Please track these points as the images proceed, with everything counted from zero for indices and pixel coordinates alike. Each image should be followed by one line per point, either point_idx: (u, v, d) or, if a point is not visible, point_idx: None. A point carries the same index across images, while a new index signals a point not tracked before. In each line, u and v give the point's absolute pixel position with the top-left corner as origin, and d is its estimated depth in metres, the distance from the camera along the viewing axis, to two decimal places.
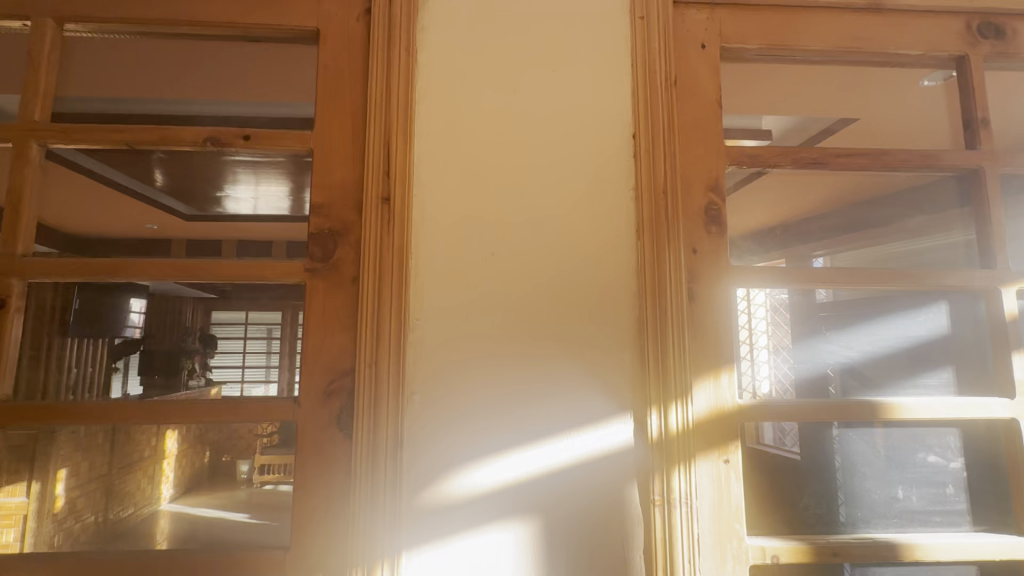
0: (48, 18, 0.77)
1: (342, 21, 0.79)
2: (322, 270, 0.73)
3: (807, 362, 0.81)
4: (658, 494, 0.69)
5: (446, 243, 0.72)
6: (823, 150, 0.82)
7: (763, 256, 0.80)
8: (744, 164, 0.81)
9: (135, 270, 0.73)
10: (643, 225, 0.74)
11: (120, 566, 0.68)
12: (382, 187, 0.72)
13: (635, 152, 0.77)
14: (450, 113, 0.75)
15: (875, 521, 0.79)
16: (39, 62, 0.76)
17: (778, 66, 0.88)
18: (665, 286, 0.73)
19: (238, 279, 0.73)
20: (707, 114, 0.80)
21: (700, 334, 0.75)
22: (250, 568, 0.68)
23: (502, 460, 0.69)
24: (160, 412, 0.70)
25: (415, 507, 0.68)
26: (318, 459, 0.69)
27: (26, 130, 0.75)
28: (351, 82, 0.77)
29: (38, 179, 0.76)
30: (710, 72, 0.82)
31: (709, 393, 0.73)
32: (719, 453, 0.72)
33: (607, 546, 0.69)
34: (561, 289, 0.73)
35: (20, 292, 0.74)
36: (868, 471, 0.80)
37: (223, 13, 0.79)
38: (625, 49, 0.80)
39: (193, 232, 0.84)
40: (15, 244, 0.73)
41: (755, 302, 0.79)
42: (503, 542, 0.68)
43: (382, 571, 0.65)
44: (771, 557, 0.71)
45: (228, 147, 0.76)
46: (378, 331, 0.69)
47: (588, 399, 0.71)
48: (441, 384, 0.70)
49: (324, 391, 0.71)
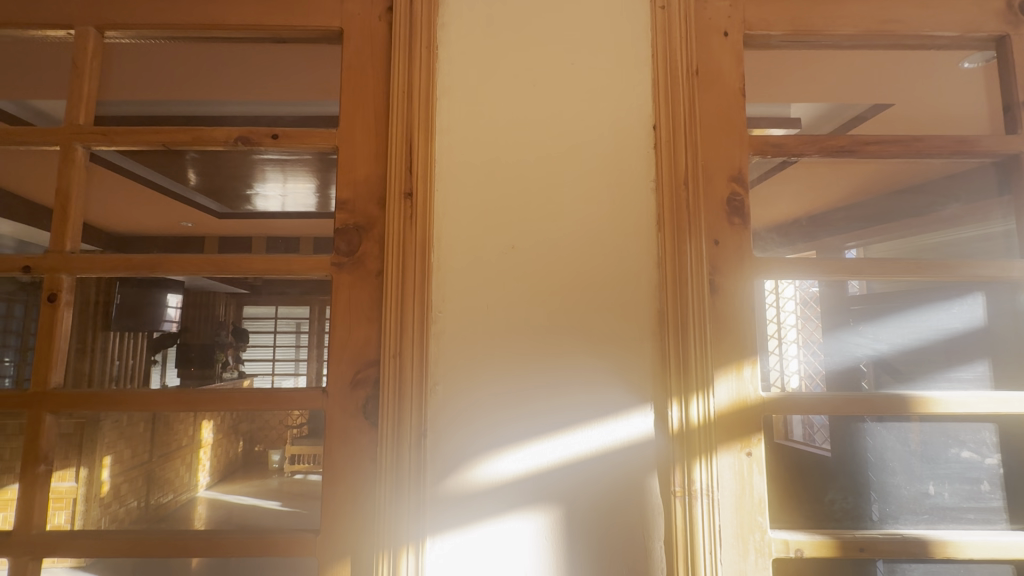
0: (90, 27, 0.80)
1: (364, 21, 0.81)
2: (347, 263, 0.75)
3: (837, 355, 0.80)
4: (679, 486, 0.69)
5: (467, 237, 0.74)
6: (852, 137, 0.79)
7: (788, 248, 0.79)
8: (768, 154, 0.79)
9: (168, 267, 0.75)
10: (664, 218, 0.74)
11: (164, 544, 0.72)
12: (404, 182, 0.74)
13: (656, 144, 0.76)
14: (470, 108, 0.76)
15: (905, 518, 0.77)
16: (81, 68, 0.79)
17: (804, 53, 0.86)
18: (686, 277, 0.73)
19: (269, 272, 0.73)
20: (730, 103, 0.79)
21: (723, 326, 0.74)
22: (281, 547, 0.71)
23: (522, 450, 0.70)
24: (197, 402, 0.74)
25: (437, 494, 0.69)
26: (346, 446, 0.72)
27: (70, 135, 0.78)
28: (374, 79, 0.79)
29: (83, 180, 0.80)
30: (733, 61, 0.80)
31: (731, 385, 0.73)
32: (741, 446, 0.72)
33: (628, 537, 0.69)
34: (581, 283, 0.74)
35: (70, 287, 0.78)
36: (897, 466, 0.79)
37: (247, 14, 0.80)
38: (645, 40, 0.79)
39: (224, 229, 0.87)
40: (64, 243, 0.77)
41: (783, 295, 0.79)
42: (524, 530, 0.69)
43: (407, 556, 0.67)
44: (794, 551, 0.71)
45: (257, 146, 0.78)
46: (401, 324, 0.71)
47: (608, 391, 0.72)
48: (462, 375, 0.71)
49: (351, 382, 0.73)
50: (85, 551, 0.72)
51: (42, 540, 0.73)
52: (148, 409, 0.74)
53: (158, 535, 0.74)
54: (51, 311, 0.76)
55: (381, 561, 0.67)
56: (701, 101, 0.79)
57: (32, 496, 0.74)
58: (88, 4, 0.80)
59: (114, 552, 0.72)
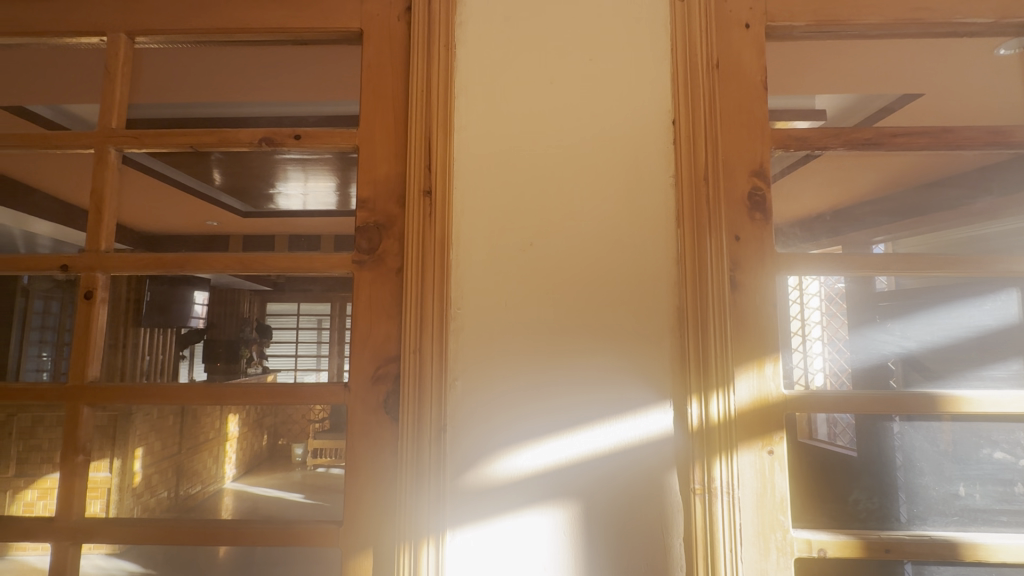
0: (121, 33, 0.83)
1: (384, 21, 0.82)
2: (368, 261, 0.76)
3: (863, 353, 0.78)
4: (699, 483, 0.69)
5: (486, 235, 0.74)
6: (878, 129, 0.77)
7: (813, 244, 0.77)
8: (791, 148, 0.78)
9: (200, 263, 0.79)
10: (683, 214, 0.73)
11: (193, 532, 0.75)
12: (423, 180, 0.74)
13: (675, 139, 0.75)
14: (489, 106, 0.77)
15: (933, 519, 0.76)
16: (114, 74, 0.83)
17: (828, 44, 0.85)
18: (706, 272, 0.72)
19: (293, 270, 0.77)
20: (751, 96, 0.78)
21: (745, 323, 0.73)
22: (305, 538, 0.73)
23: (540, 446, 0.71)
24: (226, 395, 0.76)
25: (457, 488, 0.70)
26: (367, 440, 0.73)
27: (103, 138, 0.81)
28: (393, 79, 0.80)
29: (116, 181, 0.84)
30: (754, 53, 0.79)
31: (752, 382, 0.72)
32: (763, 444, 0.71)
33: (646, 534, 0.69)
34: (599, 279, 0.74)
35: (104, 285, 0.81)
36: (927, 467, 0.77)
37: (270, 17, 0.82)
38: (664, 34, 0.78)
39: (250, 228, 0.89)
40: (99, 243, 0.81)
41: (807, 291, 0.77)
42: (543, 525, 0.70)
43: (428, 548, 0.68)
44: (818, 551, 0.70)
45: (281, 146, 0.80)
46: (421, 321, 0.72)
47: (626, 387, 0.72)
48: (481, 372, 0.72)
49: (372, 377, 0.75)
50: (122, 538, 0.75)
51: (81, 526, 0.76)
52: (180, 403, 0.77)
53: (188, 524, 0.76)
54: (88, 307, 0.80)
55: (402, 553, 0.68)
56: (722, 94, 0.78)
57: (73, 483, 0.78)
58: (120, 10, 0.83)
59: (149, 539, 0.75)
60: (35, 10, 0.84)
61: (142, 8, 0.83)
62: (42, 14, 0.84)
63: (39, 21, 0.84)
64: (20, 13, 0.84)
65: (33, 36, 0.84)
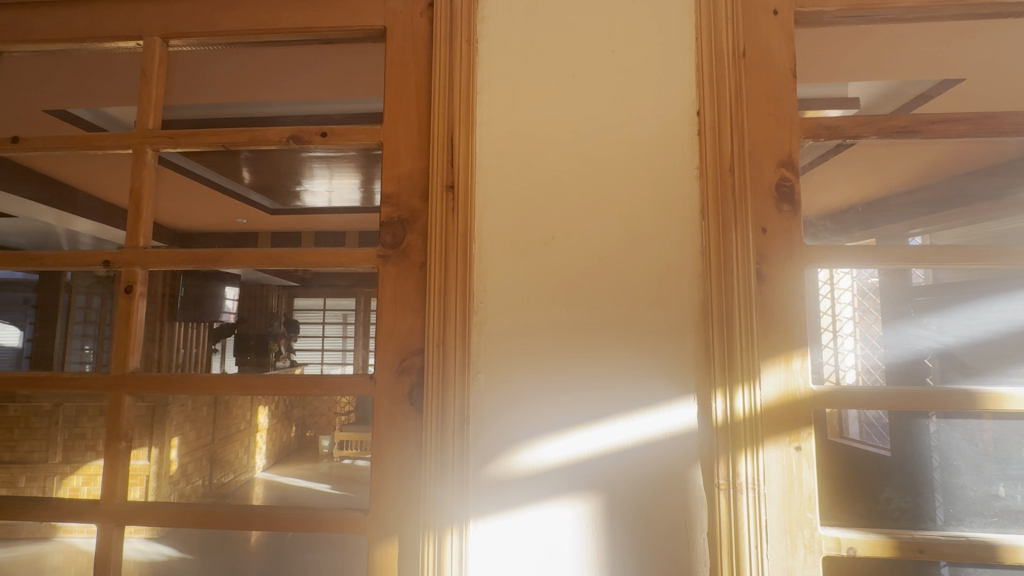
0: (156, 37, 0.86)
1: (407, 19, 0.82)
2: (393, 255, 0.78)
3: (897, 348, 0.76)
4: (724, 478, 0.68)
5: (510, 229, 0.74)
6: (913, 116, 0.74)
7: (845, 236, 0.75)
8: (821, 137, 0.76)
9: (230, 260, 0.81)
10: (708, 207, 0.72)
11: (229, 516, 0.77)
12: (446, 175, 0.75)
13: (700, 130, 0.74)
14: (511, 100, 0.77)
15: (970, 520, 0.73)
16: (151, 76, 0.86)
17: (862, 29, 0.81)
18: (731, 266, 0.71)
19: (318, 265, 0.78)
20: (779, 84, 0.76)
21: (771, 317, 0.72)
22: (334, 525, 0.75)
23: (563, 439, 0.71)
24: (256, 387, 0.79)
25: (480, 478, 0.71)
26: (393, 431, 0.75)
27: (142, 139, 0.84)
28: (417, 75, 0.81)
29: (153, 180, 0.87)
30: (783, 40, 0.77)
31: (779, 377, 0.71)
32: (790, 439, 0.69)
33: (670, 528, 0.69)
34: (621, 273, 0.73)
35: (143, 279, 0.85)
36: (964, 466, 0.74)
37: (297, 18, 0.84)
38: (688, 23, 0.77)
39: (278, 224, 0.92)
40: (138, 239, 0.84)
41: (839, 286, 0.76)
42: (565, 517, 0.70)
43: (451, 537, 0.69)
44: (847, 549, 0.68)
45: (307, 145, 0.82)
46: (444, 314, 0.73)
47: (648, 382, 0.71)
48: (503, 365, 0.72)
49: (397, 369, 0.76)
50: (161, 521, 0.78)
51: (125, 509, 0.80)
52: (213, 393, 0.80)
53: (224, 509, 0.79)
54: (128, 301, 0.83)
55: (427, 541, 0.70)
56: (749, 83, 0.76)
57: (116, 468, 0.81)
58: (154, 15, 0.86)
59: (187, 522, 0.78)
60: (74, 17, 0.87)
61: (175, 13, 0.86)
62: (82, 21, 0.87)
63: (78, 28, 0.87)
64: (61, 20, 0.87)
65: (74, 43, 0.87)
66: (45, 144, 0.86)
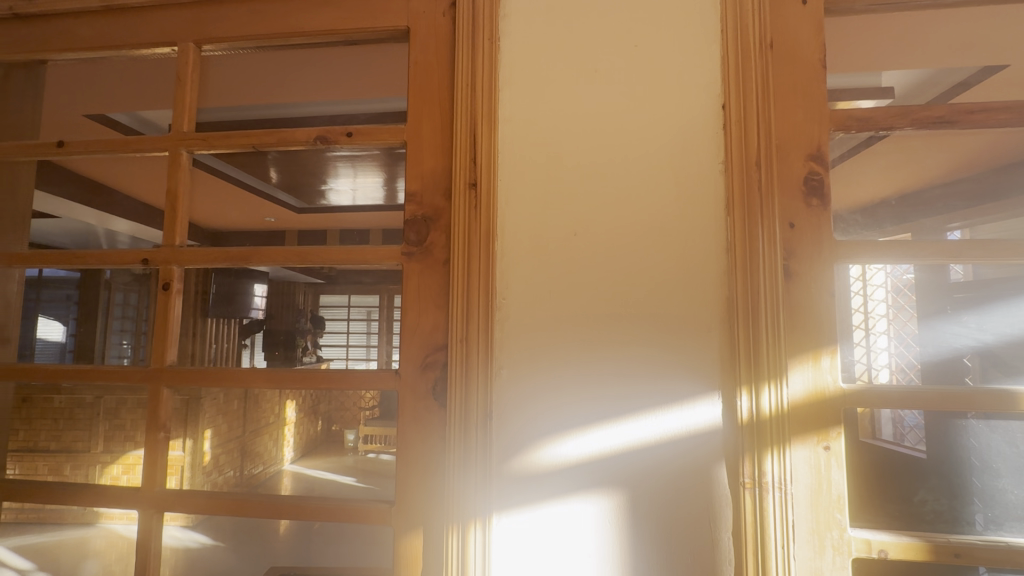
0: (190, 42, 0.88)
1: (430, 19, 0.83)
2: (416, 253, 0.79)
3: (933, 346, 0.74)
4: (749, 477, 0.67)
5: (533, 226, 0.75)
6: (950, 106, 0.71)
7: (877, 230, 0.73)
8: (852, 129, 0.74)
9: (261, 257, 0.83)
10: (733, 201, 0.71)
11: (260, 505, 0.80)
12: (468, 173, 0.76)
13: (725, 124, 0.73)
14: (534, 97, 0.77)
15: (1011, 524, 0.70)
16: (184, 80, 0.88)
17: (896, 16, 0.79)
18: (757, 261, 0.70)
19: (344, 262, 0.80)
20: (808, 76, 0.74)
21: (799, 314, 0.70)
22: (360, 516, 0.77)
23: (585, 434, 0.71)
24: (285, 380, 0.81)
25: (503, 472, 0.72)
26: (417, 426, 0.76)
27: (177, 142, 0.87)
28: (439, 74, 0.82)
29: (188, 181, 0.89)
30: (812, 31, 0.75)
31: (807, 375, 0.69)
32: (818, 439, 0.68)
33: (693, 526, 0.69)
34: (644, 268, 0.73)
35: (179, 277, 0.87)
36: (1005, 469, 0.72)
37: (323, 20, 0.85)
38: (713, 15, 0.76)
39: (305, 223, 0.94)
40: (174, 237, 0.87)
41: (871, 282, 0.74)
42: (588, 512, 0.70)
43: (475, 529, 0.70)
44: (878, 552, 0.67)
45: (334, 145, 0.84)
46: (467, 309, 0.74)
47: (672, 378, 0.71)
48: (526, 360, 0.73)
49: (421, 364, 0.77)
50: (198, 508, 0.81)
51: (164, 496, 0.83)
52: (244, 386, 0.82)
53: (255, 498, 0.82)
54: (166, 297, 0.86)
55: (451, 534, 0.71)
56: (777, 75, 0.75)
57: (155, 456, 0.85)
58: (187, 21, 0.89)
59: (221, 510, 0.81)
60: (113, 25, 0.91)
61: (207, 19, 0.89)
62: (120, 29, 0.90)
63: (117, 35, 0.90)
64: (101, 29, 0.91)
65: (113, 49, 0.91)
66: (86, 147, 0.89)
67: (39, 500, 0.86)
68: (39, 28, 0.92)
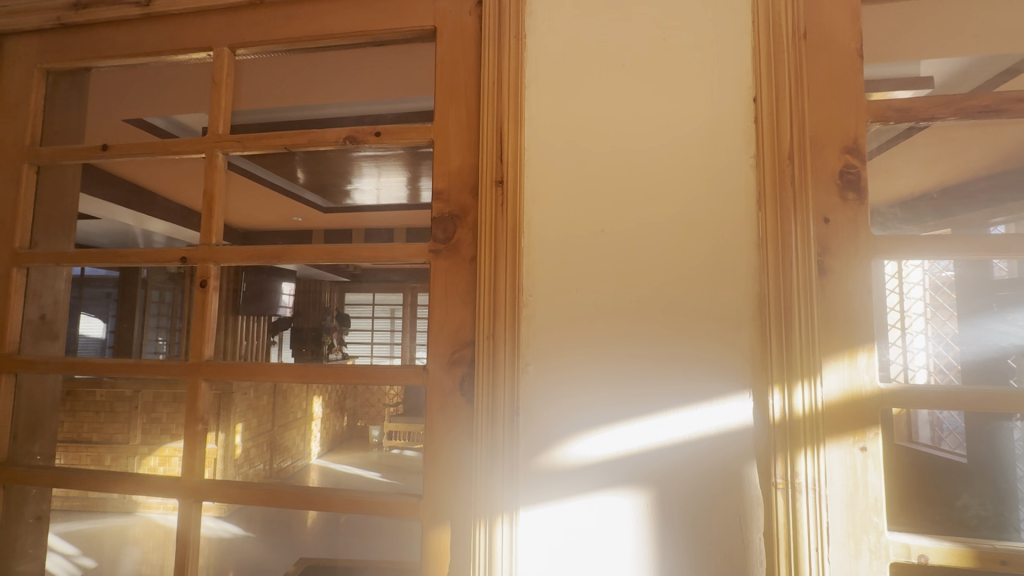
0: (225, 47, 0.91)
1: (457, 18, 0.84)
2: (444, 250, 0.80)
3: (977, 344, 0.71)
4: (782, 477, 0.66)
5: (559, 223, 0.75)
6: (996, 95, 0.69)
7: (918, 225, 0.71)
8: (890, 121, 0.72)
9: (292, 256, 0.86)
10: (765, 195, 0.70)
11: (292, 495, 0.82)
12: (495, 170, 0.76)
13: (756, 118, 0.72)
14: (560, 93, 0.77)
15: None
16: (221, 84, 0.92)
17: None
18: (789, 257, 0.68)
19: (374, 259, 0.81)
20: (843, 67, 0.72)
21: (834, 310, 0.68)
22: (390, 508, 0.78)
23: (611, 432, 0.71)
24: (319, 375, 0.83)
25: (529, 469, 0.72)
26: (445, 421, 0.77)
27: (213, 144, 0.90)
28: (466, 73, 0.82)
29: (224, 182, 0.92)
30: (848, 20, 0.73)
31: (843, 374, 0.67)
32: (854, 439, 0.66)
33: (723, 525, 0.68)
34: (671, 264, 0.72)
35: (215, 274, 0.92)
36: None
37: (353, 23, 0.87)
38: (744, 5, 0.74)
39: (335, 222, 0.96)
40: (210, 237, 0.90)
41: (908, 280, 0.71)
42: (615, 510, 0.70)
43: (501, 524, 0.71)
44: (917, 557, 0.65)
45: (362, 144, 0.85)
46: (494, 306, 0.74)
47: (701, 376, 0.70)
48: (553, 356, 0.73)
49: (448, 361, 0.78)
50: (234, 497, 0.84)
51: (204, 485, 0.87)
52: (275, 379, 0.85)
53: (288, 489, 0.84)
54: (204, 294, 0.91)
55: (478, 528, 0.72)
56: (811, 65, 0.73)
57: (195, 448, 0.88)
58: (223, 27, 0.92)
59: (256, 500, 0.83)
60: (153, 32, 0.94)
61: (241, 24, 0.91)
62: (159, 35, 0.94)
63: (156, 42, 0.94)
64: (141, 36, 0.95)
65: (152, 56, 0.95)
66: (129, 150, 0.93)
67: (87, 487, 0.90)
68: (85, 37, 0.97)
